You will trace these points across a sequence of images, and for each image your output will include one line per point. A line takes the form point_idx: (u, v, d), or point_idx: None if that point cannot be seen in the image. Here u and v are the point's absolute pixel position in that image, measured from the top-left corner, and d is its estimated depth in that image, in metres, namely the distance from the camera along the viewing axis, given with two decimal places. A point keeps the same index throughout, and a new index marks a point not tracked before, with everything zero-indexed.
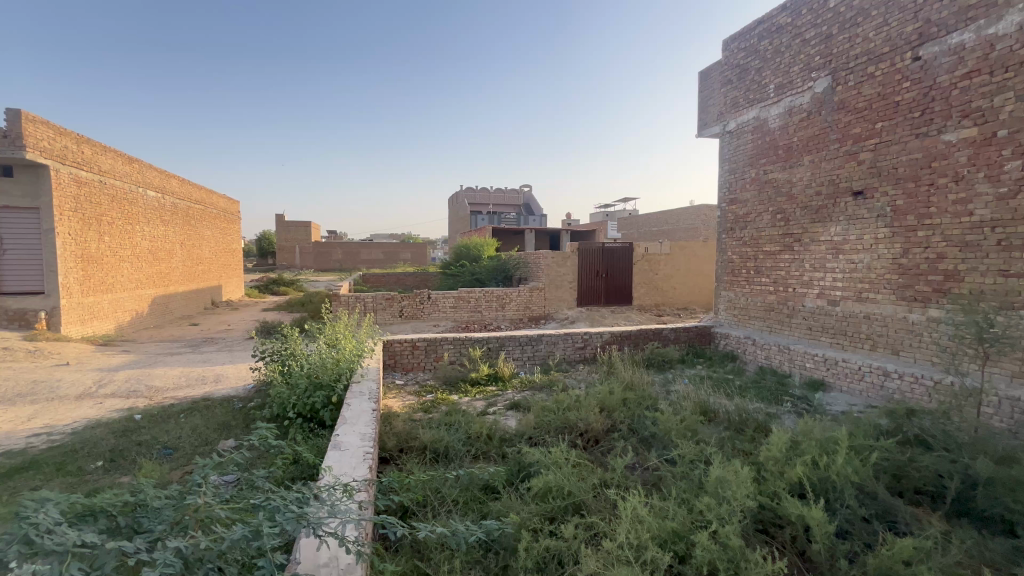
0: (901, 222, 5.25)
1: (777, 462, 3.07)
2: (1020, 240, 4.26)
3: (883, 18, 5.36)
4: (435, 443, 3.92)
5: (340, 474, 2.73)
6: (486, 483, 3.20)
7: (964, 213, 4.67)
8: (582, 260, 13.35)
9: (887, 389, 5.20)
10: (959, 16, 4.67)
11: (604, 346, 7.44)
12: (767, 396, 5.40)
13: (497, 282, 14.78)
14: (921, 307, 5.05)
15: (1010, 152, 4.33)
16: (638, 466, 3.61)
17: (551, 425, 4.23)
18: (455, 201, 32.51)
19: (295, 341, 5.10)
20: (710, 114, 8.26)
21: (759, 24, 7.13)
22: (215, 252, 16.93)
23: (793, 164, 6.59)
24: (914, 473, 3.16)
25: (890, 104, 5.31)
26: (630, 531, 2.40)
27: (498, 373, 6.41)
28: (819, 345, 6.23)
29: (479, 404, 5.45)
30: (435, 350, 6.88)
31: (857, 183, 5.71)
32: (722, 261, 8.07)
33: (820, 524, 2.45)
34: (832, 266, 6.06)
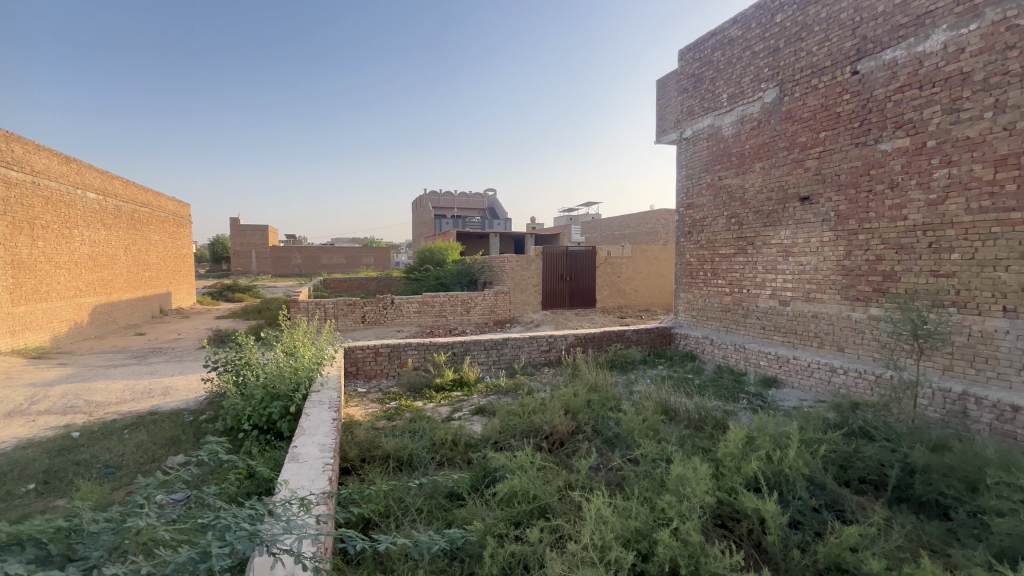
0: (844, 226, 5.56)
1: (734, 457, 3.17)
2: (948, 243, 4.59)
3: (824, 34, 5.68)
4: (399, 450, 3.85)
5: (297, 487, 2.63)
6: (451, 490, 3.17)
7: (900, 217, 4.99)
8: (546, 264, 13.46)
9: (834, 383, 5.49)
10: (891, 34, 5.01)
11: (569, 349, 7.52)
12: (724, 394, 5.59)
13: (462, 287, 14.73)
14: (863, 306, 5.35)
15: (938, 161, 4.66)
16: (603, 467, 3.66)
17: (516, 428, 4.22)
18: (419, 205, 32.18)
19: (251, 350, 4.89)
20: (667, 121, 8.51)
21: (712, 36, 7.41)
22: (164, 258, 16.07)
23: (746, 170, 6.88)
24: (859, 463, 3.34)
25: (832, 115, 5.62)
26: (594, 531, 2.42)
27: (463, 378, 6.35)
28: (771, 344, 6.51)
29: (444, 410, 5.38)
30: (398, 355, 6.76)
31: (804, 190, 6.01)
32: (680, 263, 8.32)
33: (774, 516, 2.55)
34: (782, 268, 6.35)
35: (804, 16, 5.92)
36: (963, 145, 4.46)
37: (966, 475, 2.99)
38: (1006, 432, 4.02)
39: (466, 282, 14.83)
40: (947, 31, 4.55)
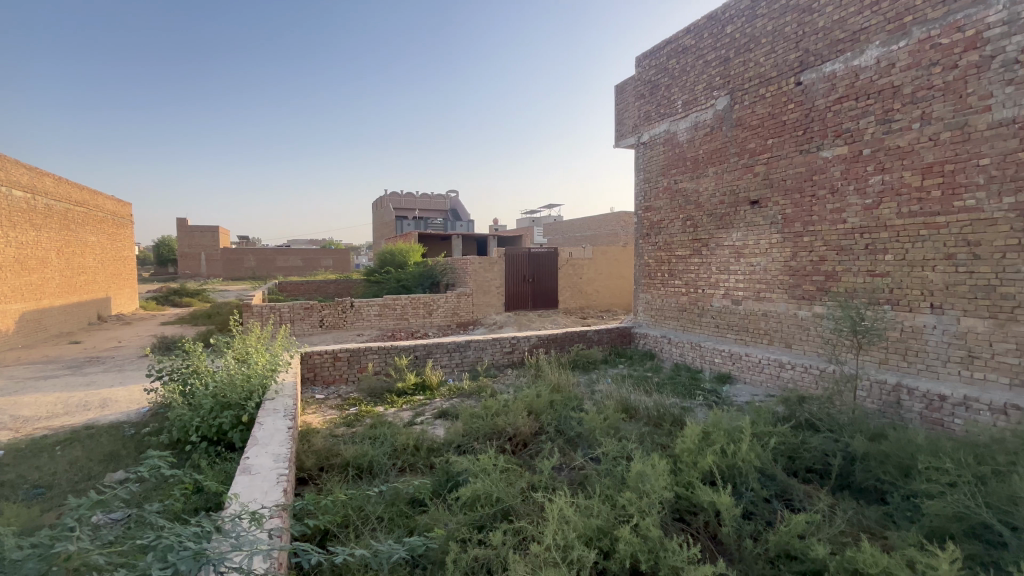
0: (790, 228, 5.85)
1: (691, 452, 3.27)
2: (883, 245, 4.91)
3: (771, 46, 5.98)
4: (359, 458, 3.75)
5: (249, 500, 2.51)
6: (412, 496, 3.11)
7: (840, 220, 5.30)
8: (509, 265, 13.50)
9: (783, 378, 5.76)
10: (831, 48, 5.32)
11: (532, 350, 7.55)
12: (681, 392, 5.77)
13: (424, 289, 14.56)
14: (808, 304, 5.65)
15: (873, 168, 4.98)
16: (565, 467, 3.69)
17: (479, 431, 4.20)
18: (379, 206, 31.57)
19: (199, 357, 4.63)
20: (625, 126, 8.71)
21: (667, 44, 7.65)
22: (102, 260, 15.03)
23: (700, 174, 7.14)
24: (806, 454, 3.52)
25: (778, 123, 5.92)
26: (556, 532, 2.43)
27: (425, 382, 6.26)
28: (725, 341, 6.77)
29: (406, 414, 5.29)
30: (358, 360, 6.59)
31: (754, 194, 6.29)
32: (639, 265, 8.52)
33: (728, 508, 2.65)
34: (734, 269, 6.62)
35: (752, 28, 6.20)
36: (895, 153, 4.78)
37: (900, 462, 3.20)
38: (934, 420, 4.34)
39: (428, 284, 14.67)
40: (879, 47, 4.88)
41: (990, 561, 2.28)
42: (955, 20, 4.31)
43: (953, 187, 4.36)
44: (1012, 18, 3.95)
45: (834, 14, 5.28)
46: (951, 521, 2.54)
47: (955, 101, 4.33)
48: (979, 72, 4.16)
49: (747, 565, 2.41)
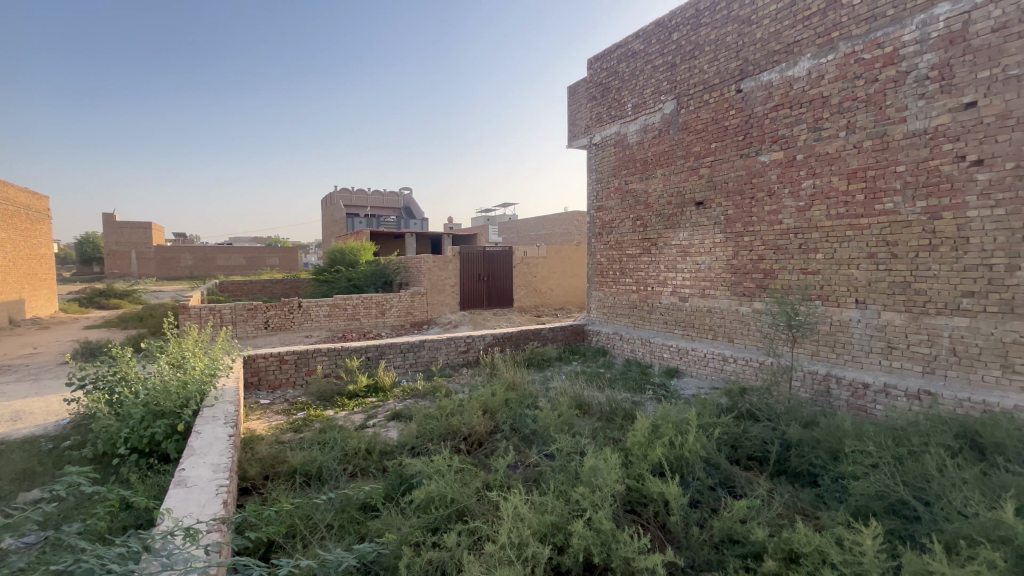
0: (732, 228, 6.16)
1: (641, 445, 3.36)
2: (814, 245, 5.26)
3: (714, 53, 6.25)
4: (307, 464, 3.61)
5: (184, 515, 2.35)
6: (364, 501, 3.03)
7: (777, 221, 5.62)
8: (463, 264, 13.39)
9: (726, 371, 6.04)
10: (768, 58, 5.63)
11: (487, 348, 7.54)
12: (632, 386, 5.94)
13: (376, 288, 14.21)
14: (749, 301, 5.96)
15: (805, 173, 5.31)
16: (520, 465, 3.70)
17: (433, 432, 4.14)
18: (328, 203, 30.50)
19: (127, 363, 4.29)
20: (578, 127, 8.85)
21: (617, 48, 7.84)
22: (14, 258, 13.68)
23: (649, 175, 7.38)
24: (747, 442, 3.71)
25: (721, 128, 6.20)
26: (511, 530, 2.43)
27: (378, 384, 6.10)
28: (673, 337, 7.02)
29: (358, 417, 5.15)
30: (306, 363, 6.33)
31: (699, 195, 6.56)
32: (592, 263, 8.69)
33: (677, 498, 2.75)
34: (681, 267, 6.89)
35: (697, 36, 6.46)
36: (824, 159, 5.12)
37: (830, 446, 3.44)
38: (859, 406, 4.68)
39: (381, 283, 14.31)
40: (810, 59, 5.21)
41: (907, 534, 2.49)
42: (876, 37, 4.66)
43: (874, 191, 4.73)
44: (923, 38, 4.32)
45: (770, 27, 5.59)
46: (874, 499, 2.75)
47: (876, 112, 4.68)
48: (896, 86, 4.53)
49: (694, 552, 2.51)
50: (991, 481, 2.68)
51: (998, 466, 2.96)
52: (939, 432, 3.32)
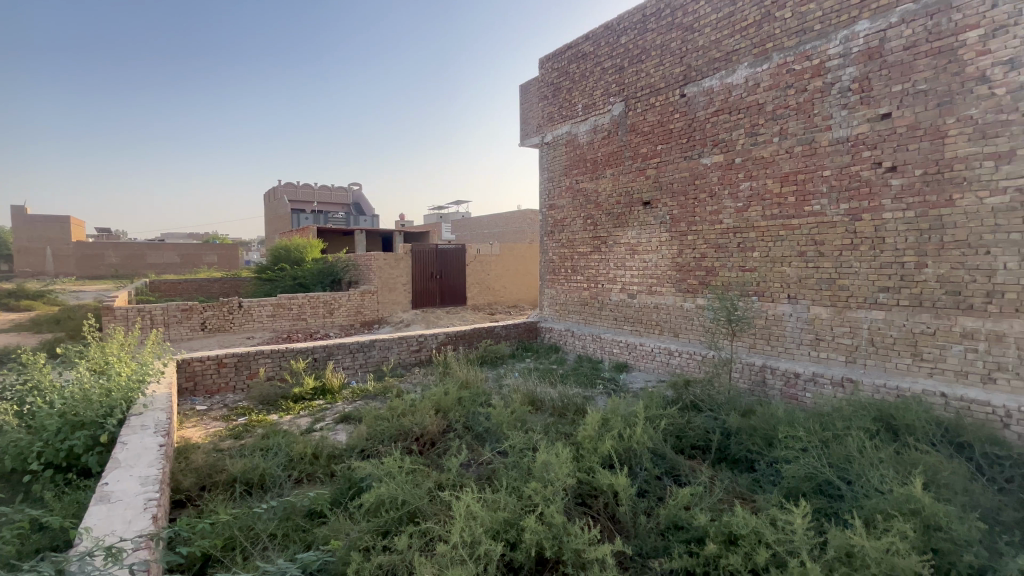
0: (676, 227, 6.41)
1: (592, 439, 3.44)
2: (751, 244, 5.57)
3: (660, 59, 6.47)
4: (249, 472, 3.42)
5: (104, 534, 2.17)
6: (310, 508, 2.91)
7: (717, 221, 5.90)
8: (415, 262, 13.15)
9: (672, 364, 6.28)
10: (708, 65, 5.89)
11: (440, 347, 7.46)
12: (584, 382, 6.06)
13: (324, 287, 13.71)
14: (692, 297, 6.23)
15: (743, 175, 5.60)
16: (473, 463, 3.69)
17: (384, 434, 4.04)
18: (271, 198, 29.10)
19: (41, 371, 3.90)
20: (530, 126, 8.92)
21: (568, 49, 7.96)
22: None
23: (598, 175, 7.55)
24: (691, 432, 3.88)
25: (666, 130, 6.44)
26: (464, 529, 2.41)
27: (326, 386, 5.89)
28: (622, 332, 7.23)
29: (304, 421, 4.95)
30: (247, 366, 6.01)
31: (646, 196, 6.79)
32: (545, 261, 8.79)
33: (625, 488, 2.84)
34: (630, 264, 7.10)
35: (644, 41, 6.66)
36: (760, 163, 5.43)
37: (766, 433, 3.66)
38: (791, 395, 5.01)
39: (328, 282, 13.81)
40: (747, 68, 5.50)
41: (831, 512, 2.68)
42: (805, 50, 4.98)
43: (804, 194, 5.06)
44: (846, 52, 4.67)
45: (711, 35, 5.85)
46: (804, 480, 2.95)
47: (805, 120, 5.01)
48: (822, 96, 4.86)
49: (642, 540, 2.60)
50: (903, 459, 2.94)
51: (909, 445, 3.25)
52: (860, 416, 3.61)
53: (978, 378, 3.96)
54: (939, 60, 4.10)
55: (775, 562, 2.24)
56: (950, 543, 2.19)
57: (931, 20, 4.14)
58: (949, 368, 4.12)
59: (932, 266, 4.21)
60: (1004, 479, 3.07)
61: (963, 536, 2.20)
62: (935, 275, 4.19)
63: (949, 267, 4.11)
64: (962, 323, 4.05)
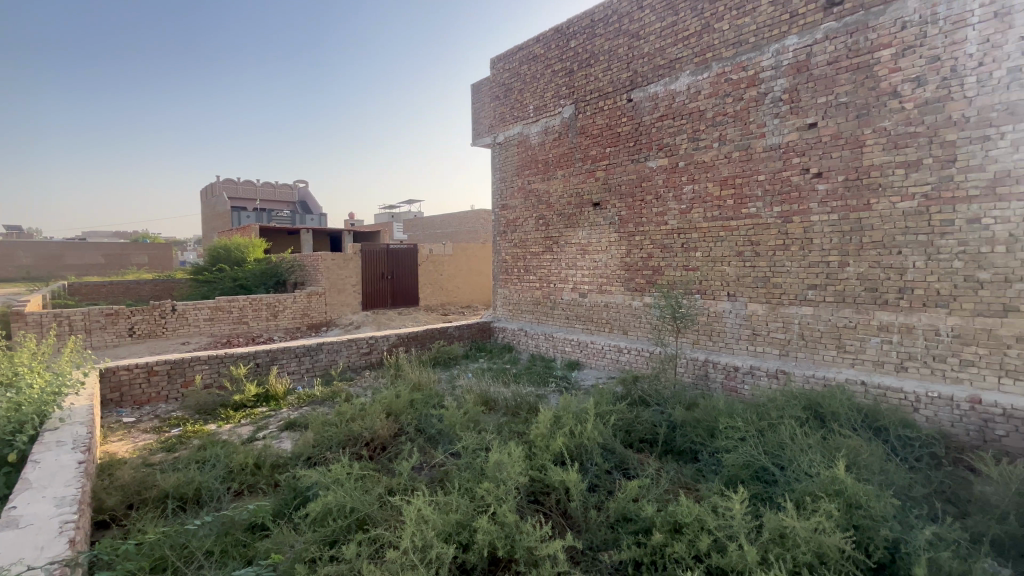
0: (625, 228, 6.60)
1: (544, 437, 3.48)
2: (694, 244, 5.82)
3: (607, 64, 6.64)
4: (183, 486, 3.21)
5: (11, 564, 1.96)
6: (250, 522, 2.77)
7: (663, 222, 6.13)
8: (365, 262, 12.81)
9: (621, 361, 6.45)
10: (653, 72, 6.11)
11: (391, 349, 7.31)
12: (537, 381, 6.12)
13: (267, 289, 13.08)
14: (640, 295, 6.44)
15: (686, 178, 5.85)
16: (425, 466, 3.64)
17: (331, 440, 3.90)
18: (208, 194, 27.44)
19: None
20: (481, 125, 8.89)
21: (519, 51, 8.02)
22: None
23: (549, 176, 7.65)
24: (639, 426, 4.00)
25: (614, 134, 6.62)
26: (415, 533, 2.37)
27: (269, 392, 5.62)
28: (574, 331, 7.36)
29: (246, 430, 4.70)
30: (181, 373, 5.63)
31: (596, 197, 6.95)
32: (497, 262, 8.81)
33: (576, 484, 2.90)
34: (581, 264, 7.24)
35: (592, 46, 6.82)
36: (701, 167, 5.68)
37: (708, 424, 3.84)
38: (731, 387, 5.27)
39: (272, 284, 13.18)
40: (689, 76, 5.74)
41: (766, 496, 2.85)
42: (741, 61, 5.26)
43: (741, 198, 5.35)
44: (778, 65, 4.97)
45: (656, 43, 6.06)
46: (742, 468, 3.11)
47: (742, 127, 5.30)
48: (757, 105, 5.16)
49: (592, 533, 2.65)
50: (829, 444, 3.17)
51: (834, 431, 3.52)
52: (791, 405, 3.86)
53: (892, 366, 4.34)
54: (858, 75, 4.46)
55: (716, 547, 2.35)
56: (869, 519, 2.39)
57: (851, 38, 4.48)
58: (868, 359, 4.49)
59: (853, 265, 4.56)
60: (914, 458, 3.38)
61: (880, 512, 2.40)
62: (856, 273, 4.54)
63: (867, 265, 4.48)
64: (879, 317, 4.43)
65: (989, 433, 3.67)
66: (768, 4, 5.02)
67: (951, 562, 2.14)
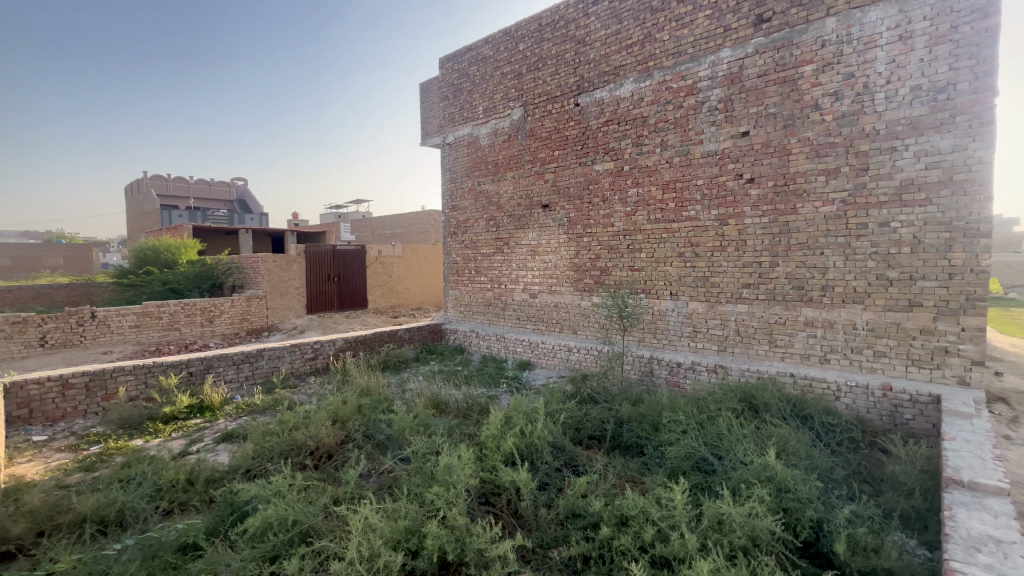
0: (573, 229, 6.74)
1: (494, 438, 3.48)
2: (638, 245, 6.02)
3: (555, 67, 6.75)
4: (104, 508, 2.95)
5: None
6: (180, 542, 2.59)
7: (609, 224, 6.30)
8: (310, 263, 12.32)
9: (571, 360, 6.55)
10: (599, 78, 6.27)
11: (338, 354, 7.07)
12: (488, 382, 6.11)
13: (202, 292, 12.28)
14: (589, 295, 6.60)
15: (631, 182, 6.05)
16: (373, 473, 3.55)
17: (272, 451, 3.72)
18: (134, 191, 25.47)
19: None
20: (431, 125, 8.79)
21: (467, 51, 8.00)
22: None
23: (499, 177, 7.68)
24: (588, 424, 4.09)
25: (562, 137, 6.74)
26: (362, 543, 2.31)
27: (204, 403, 5.28)
28: (525, 331, 7.42)
29: (177, 443, 4.39)
30: (102, 386, 5.19)
31: (545, 199, 7.05)
32: (448, 263, 8.74)
33: (526, 484, 2.91)
34: (531, 265, 7.32)
35: (540, 49, 6.91)
36: (645, 171, 5.90)
37: (652, 419, 3.99)
38: (674, 382, 5.47)
39: (207, 287, 12.39)
40: (633, 83, 5.94)
41: (705, 485, 2.99)
42: (681, 70, 5.50)
43: (682, 201, 5.60)
44: (714, 75, 5.24)
45: (601, 50, 6.23)
46: (684, 460, 3.25)
47: (682, 134, 5.54)
48: (695, 113, 5.41)
49: (543, 531, 2.68)
50: (761, 434, 3.38)
51: (767, 421, 3.75)
52: (728, 398, 4.09)
53: (817, 359, 4.69)
54: (785, 88, 4.78)
55: (660, 537, 2.44)
56: (796, 502, 2.57)
57: (778, 53, 4.80)
58: (796, 352, 4.82)
59: (782, 265, 4.88)
60: (836, 443, 3.66)
61: (806, 495, 2.59)
62: (785, 273, 4.87)
63: (795, 265, 4.81)
64: (805, 314, 4.76)
65: (899, 417, 4.04)
66: (704, 17, 5.28)
67: (866, 537, 2.34)
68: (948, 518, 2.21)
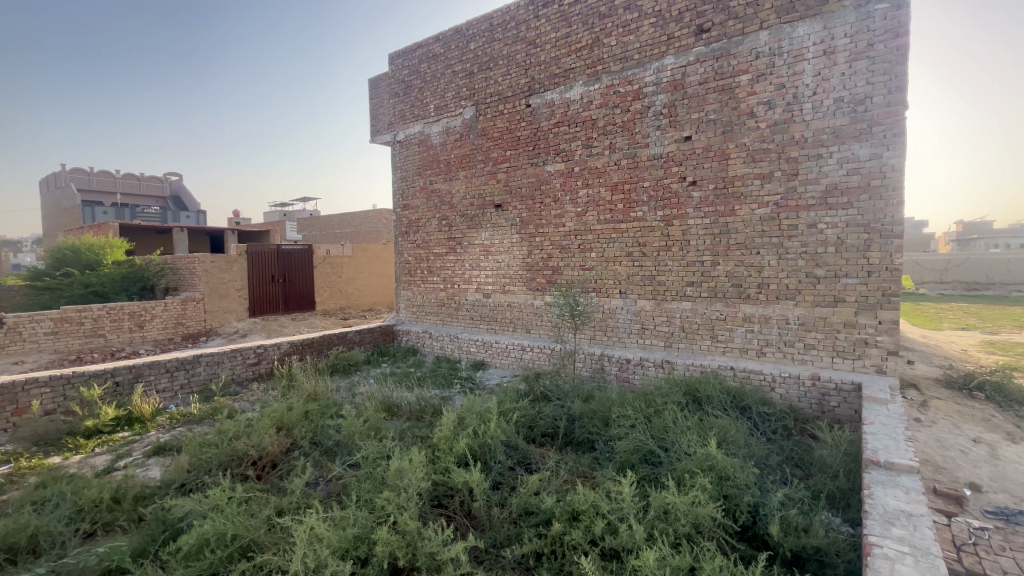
0: (526, 229, 6.79)
1: (447, 439, 3.45)
2: (589, 245, 6.15)
3: (506, 68, 6.78)
4: (12, 535, 2.68)
5: None
6: (103, 567, 2.38)
7: (561, 224, 6.40)
8: (253, 264, 11.71)
9: (524, 359, 6.59)
10: (550, 79, 6.35)
11: (283, 358, 6.76)
12: (441, 383, 6.05)
13: (130, 295, 11.40)
14: (541, 294, 6.67)
15: (581, 183, 6.17)
16: (321, 481, 3.43)
17: (210, 462, 3.51)
18: (51, 186, 23.33)
19: None
20: (380, 122, 8.59)
21: (417, 48, 7.88)
22: None
23: (451, 177, 7.62)
24: (541, 422, 4.13)
25: (514, 137, 6.78)
26: (307, 553, 2.22)
27: (133, 415, 4.91)
28: (478, 331, 7.41)
29: (102, 459, 4.06)
30: (12, 400, 4.70)
31: (498, 199, 7.05)
32: (400, 263, 8.58)
33: (479, 484, 2.91)
34: (484, 265, 7.31)
35: (491, 49, 6.91)
36: (595, 172, 6.03)
37: (603, 415, 4.09)
38: (624, 378, 5.62)
39: (136, 289, 11.51)
40: (582, 86, 6.06)
41: (652, 476, 3.10)
42: (627, 75, 5.67)
43: (629, 202, 5.77)
44: (658, 81, 5.43)
45: (551, 52, 6.31)
46: (632, 453, 3.35)
47: (629, 137, 5.71)
48: (641, 117, 5.59)
49: (496, 530, 2.69)
50: (704, 425, 3.54)
51: (709, 413, 3.93)
52: (673, 393, 4.25)
53: (754, 352, 4.97)
54: (723, 96, 5.02)
55: (610, 529, 2.50)
56: (735, 488, 2.70)
57: (717, 63, 5.04)
58: (735, 347, 5.09)
59: (722, 264, 5.13)
60: (771, 431, 3.90)
61: (744, 481, 2.74)
62: (724, 272, 5.12)
63: (733, 264, 5.07)
64: (743, 310, 5.03)
65: (826, 404, 4.36)
66: (649, 25, 5.46)
67: (797, 518, 2.50)
68: (867, 496, 2.40)
